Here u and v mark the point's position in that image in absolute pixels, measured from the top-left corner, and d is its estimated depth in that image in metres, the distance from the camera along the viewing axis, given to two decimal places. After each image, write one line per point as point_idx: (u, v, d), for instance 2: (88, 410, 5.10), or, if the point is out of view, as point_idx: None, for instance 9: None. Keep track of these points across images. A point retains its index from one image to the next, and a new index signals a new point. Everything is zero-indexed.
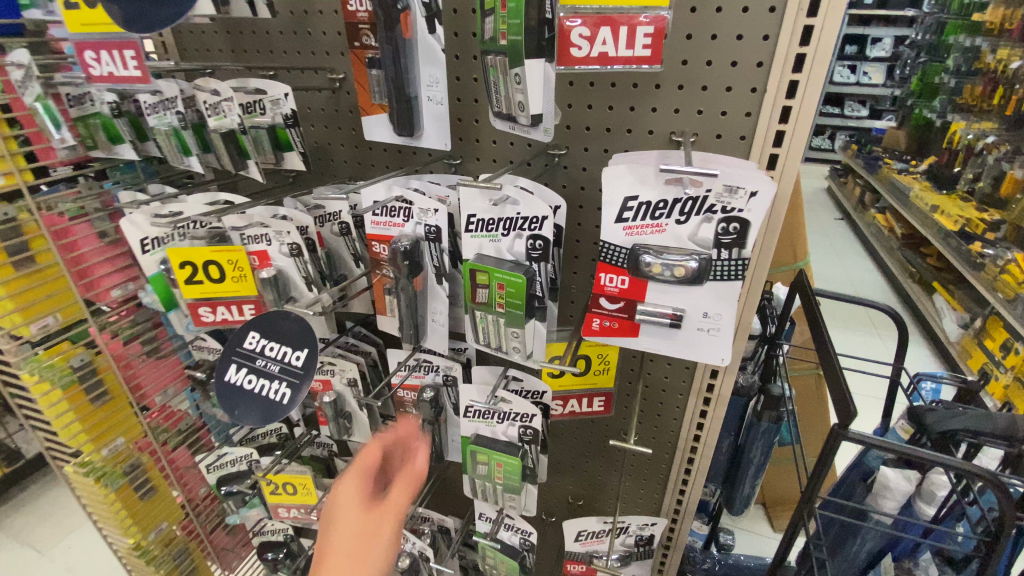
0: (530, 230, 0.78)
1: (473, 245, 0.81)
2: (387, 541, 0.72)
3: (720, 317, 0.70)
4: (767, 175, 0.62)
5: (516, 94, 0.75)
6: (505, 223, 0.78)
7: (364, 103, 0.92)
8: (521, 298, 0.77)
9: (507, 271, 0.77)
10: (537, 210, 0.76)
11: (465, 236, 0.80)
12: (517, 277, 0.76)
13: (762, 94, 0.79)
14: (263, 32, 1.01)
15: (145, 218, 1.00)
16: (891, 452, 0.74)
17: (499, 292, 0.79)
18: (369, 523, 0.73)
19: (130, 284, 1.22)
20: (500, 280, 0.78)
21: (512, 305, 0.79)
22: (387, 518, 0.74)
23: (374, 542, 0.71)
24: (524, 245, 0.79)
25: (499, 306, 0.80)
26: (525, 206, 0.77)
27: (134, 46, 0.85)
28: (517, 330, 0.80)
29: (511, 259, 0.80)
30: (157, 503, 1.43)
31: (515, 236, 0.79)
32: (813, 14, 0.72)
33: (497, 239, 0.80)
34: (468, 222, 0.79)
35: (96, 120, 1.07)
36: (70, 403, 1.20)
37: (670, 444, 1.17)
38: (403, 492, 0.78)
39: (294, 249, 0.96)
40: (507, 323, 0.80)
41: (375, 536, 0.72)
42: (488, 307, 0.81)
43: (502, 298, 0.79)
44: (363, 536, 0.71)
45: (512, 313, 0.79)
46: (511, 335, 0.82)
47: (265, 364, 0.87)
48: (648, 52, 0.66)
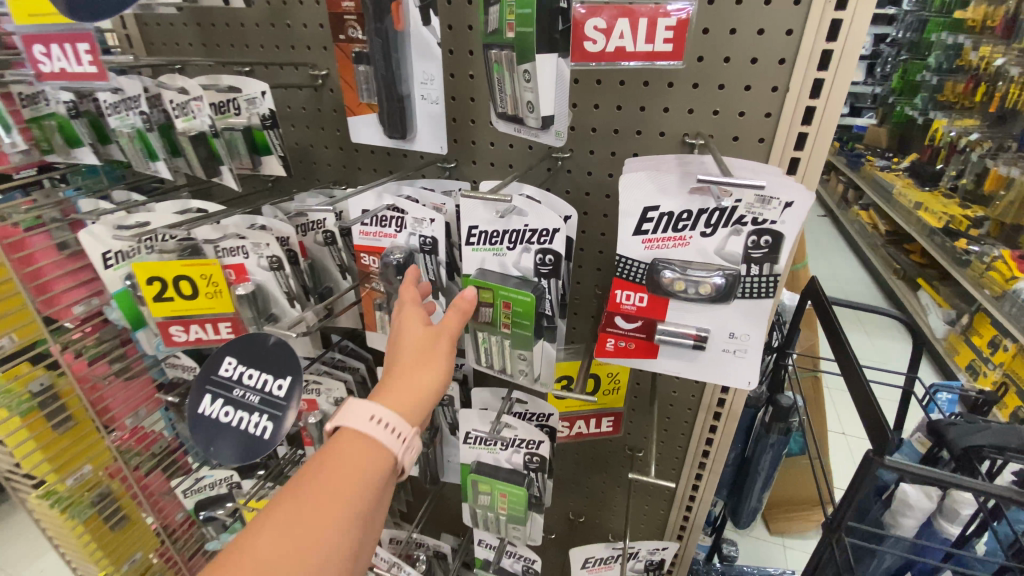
0: (539, 243, 0.72)
1: (474, 260, 0.75)
2: (444, 360, 0.67)
3: (748, 338, 0.66)
4: (805, 186, 0.56)
5: (525, 93, 0.69)
6: (511, 235, 0.72)
7: (350, 102, 0.84)
8: (529, 318, 0.72)
9: (513, 289, 0.72)
10: (545, 222, 0.70)
11: (465, 249, 0.74)
12: (526, 295, 0.71)
13: (784, 94, 0.72)
14: (236, 24, 0.92)
15: (107, 231, 0.91)
16: (926, 480, 0.69)
17: (505, 311, 0.73)
18: (428, 339, 0.66)
19: (95, 300, 1.11)
20: (505, 298, 0.72)
21: (519, 325, 0.74)
22: (445, 341, 0.67)
23: (431, 357, 0.66)
24: (532, 259, 0.73)
25: (505, 327, 0.75)
26: (535, 218, 0.71)
27: (88, 39, 0.76)
28: (523, 352, 0.76)
29: (518, 274, 0.74)
30: (130, 532, 1.36)
31: (521, 249, 0.73)
32: (841, 7, 0.65)
33: (501, 253, 0.74)
34: (469, 235, 0.73)
35: (51, 121, 0.98)
36: (29, 431, 1.12)
37: (676, 460, 1.09)
38: (461, 313, 0.69)
39: (274, 262, 0.86)
40: (514, 345, 0.76)
41: (432, 357, 0.66)
42: (493, 327, 0.76)
43: (508, 318, 0.74)
44: (422, 349, 0.66)
45: (517, 333, 0.75)
46: (517, 358, 0.77)
47: (243, 395, 0.80)
48: (670, 47, 0.60)
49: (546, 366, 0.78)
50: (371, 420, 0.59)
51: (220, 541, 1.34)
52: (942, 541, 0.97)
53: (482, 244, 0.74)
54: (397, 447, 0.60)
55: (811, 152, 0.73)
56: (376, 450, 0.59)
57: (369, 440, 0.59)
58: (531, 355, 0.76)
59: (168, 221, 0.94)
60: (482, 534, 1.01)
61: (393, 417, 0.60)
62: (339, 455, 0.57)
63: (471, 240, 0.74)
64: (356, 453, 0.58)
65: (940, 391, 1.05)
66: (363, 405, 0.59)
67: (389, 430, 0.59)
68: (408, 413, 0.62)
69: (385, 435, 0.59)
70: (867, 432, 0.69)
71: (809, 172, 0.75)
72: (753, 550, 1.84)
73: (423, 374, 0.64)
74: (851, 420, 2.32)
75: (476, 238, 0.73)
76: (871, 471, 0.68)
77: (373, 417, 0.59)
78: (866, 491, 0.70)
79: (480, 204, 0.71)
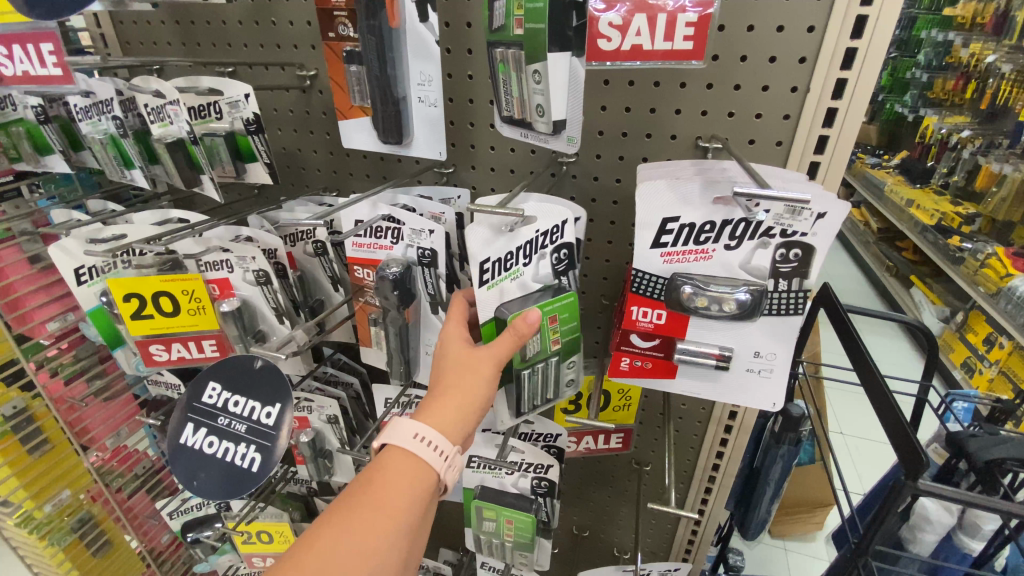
0: (556, 241, 0.68)
1: (491, 298, 0.68)
2: (486, 386, 0.63)
3: (774, 357, 0.63)
4: (838, 196, 0.53)
5: (535, 96, 0.64)
6: (525, 248, 0.68)
7: (341, 105, 0.79)
8: (574, 317, 0.68)
9: (551, 299, 0.66)
10: (554, 218, 0.67)
11: (478, 290, 0.68)
12: (567, 296, 0.67)
13: (805, 95, 0.67)
14: (218, 22, 0.86)
15: (79, 245, 0.85)
16: (984, 509, 0.60)
17: (552, 326, 0.67)
18: (472, 357, 0.63)
19: (71, 315, 1.04)
20: (550, 313, 0.66)
21: (568, 333, 0.68)
22: (491, 361, 0.63)
23: (476, 380, 0.63)
24: (551, 262, 0.69)
25: (556, 345, 0.68)
26: (543, 219, 0.67)
27: (52, 38, 0.70)
28: (574, 360, 0.71)
29: (540, 286, 0.69)
30: (115, 558, 1.26)
31: (537, 260, 0.69)
32: (867, 2, 0.60)
33: (518, 273, 0.69)
34: (483, 268, 0.67)
35: (19, 128, 0.91)
36: (2, 458, 1.04)
37: (684, 474, 1.04)
38: (516, 338, 0.62)
39: (260, 275, 0.80)
40: (564, 356, 0.70)
41: (478, 376, 0.63)
42: (544, 353, 0.68)
43: (557, 332, 0.67)
44: (463, 372, 0.63)
45: (569, 345, 0.69)
46: (566, 371, 0.71)
47: (229, 423, 0.76)
48: (690, 45, 0.57)
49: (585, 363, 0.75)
50: (415, 438, 0.59)
51: (208, 564, 1.27)
52: (960, 559, 0.96)
53: (496, 275, 0.68)
54: (439, 466, 0.60)
55: (832, 156, 0.69)
56: (420, 470, 0.59)
57: (414, 459, 0.59)
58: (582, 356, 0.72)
59: (147, 233, 0.87)
60: (485, 557, 0.97)
61: (436, 437, 0.60)
62: (386, 473, 0.58)
63: (483, 275, 0.67)
64: (401, 472, 0.59)
65: (957, 399, 1.01)
66: (408, 422, 0.60)
67: (432, 449, 0.60)
68: (451, 432, 0.62)
69: (429, 454, 0.59)
70: (896, 454, 0.63)
71: (830, 179, 0.70)
72: (761, 559, 1.78)
73: (467, 395, 0.63)
74: (850, 420, 2.29)
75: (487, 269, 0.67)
76: (901, 496, 0.62)
77: (417, 436, 0.60)
78: (895, 518, 0.65)
79: (484, 229, 0.66)
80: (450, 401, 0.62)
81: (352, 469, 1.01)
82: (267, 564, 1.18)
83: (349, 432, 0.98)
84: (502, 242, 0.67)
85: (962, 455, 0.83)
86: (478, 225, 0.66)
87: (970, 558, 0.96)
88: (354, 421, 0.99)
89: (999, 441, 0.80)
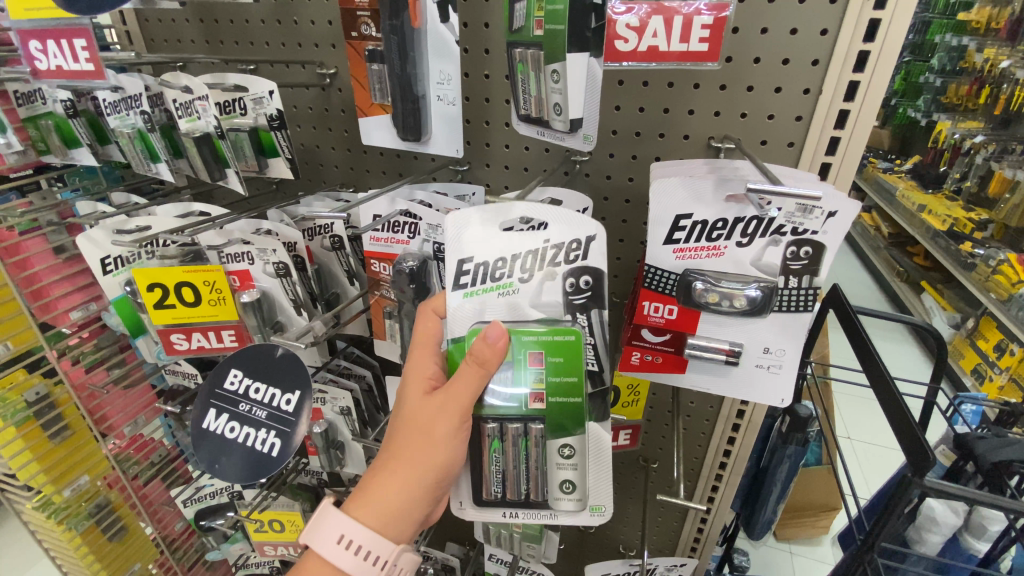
0: (571, 259, 0.65)
1: (470, 309, 0.65)
2: (440, 442, 0.63)
3: (783, 354, 0.64)
4: (849, 195, 0.54)
5: (552, 94, 0.67)
6: (527, 258, 0.65)
7: (362, 103, 0.81)
8: (569, 359, 0.65)
9: (548, 334, 0.64)
10: (572, 231, 0.65)
11: (454, 293, 0.65)
12: (571, 333, 0.64)
13: (817, 97, 0.68)
14: (241, 21, 0.89)
15: (106, 236, 0.88)
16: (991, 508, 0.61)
17: (537, 367, 0.65)
18: (423, 412, 0.63)
19: (93, 305, 1.07)
20: (542, 347, 0.64)
21: (555, 382, 0.66)
22: (443, 416, 0.62)
23: (425, 441, 0.62)
24: (561, 286, 0.65)
25: (535, 403, 0.66)
26: (555, 230, 0.64)
27: (86, 35, 0.72)
28: (568, 447, 0.68)
29: (538, 314, 0.66)
30: (129, 544, 1.28)
31: (541, 280, 0.65)
32: (880, 7, 0.61)
33: (510, 289, 0.65)
34: (462, 269, 0.65)
35: (48, 121, 0.94)
36: (25, 442, 1.06)
37: (692, 472, 1.05)
38: (482, 369, 0.61)
39: (280, 268, 0.83)
40: (550, 425, 0.67)
41: (430, 431, 0.62)
42: (518, 407, 0.66)
43: (542, 375, 0.65)
44: (413, 435, 0.63)
45: (557, 412, 0.67)
46: (558, 471, 0.69)
47: (250, 409, 0.78)
48: (705, 47, 0.59)
49: (603, 481, 0.71)
50: (343, 543, 0.63)
51: (220, 551, 1.31)
52: (967, 559, 0.97)
53: (476, 286, 0.65)
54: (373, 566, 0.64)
55: (843, 156, 0.69)
56: None
57: (338, 560, 0.63)
58: (584, 455, 0.69)
59: (170, 224, 0.91)
60: (494, 549, 1.00)
61: (361, 540, 0.63)
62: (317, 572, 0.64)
63: (462, 279, 0.65)
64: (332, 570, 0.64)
65: (966, 402, 1.01)
66: (335, 524, 0.63)
67: (355, 551, 0.63)
68: (384, 525, 0.64)
69: (353, 557, 0.63)
70: (903, 452, 0.64)
71: (842, 180, 0.71)
72: (766, 559, 1.79)
73: (413, 468, 0.63)
74: (857, 425, 2.27)
75: (468, 272, 0.65)
76: (908, 492, 0.62)
77: (343, 539, 0.63)
78: (901, 516, 0.66)
79: (477, 228, 0.65)
80: (390, 477, 0.63)
81: (363, 462, 1.01)
82: (278, 552, 1.20)
83: (362, 424, 1.00)
84: (510, 241, 0.64)
85: (970, 456, 0.84)
86: (472, 218, 0.64)
87: (976, 558, 0.97)
88: (366, 413, 1.00)
89: (1007, 442, 0.80)
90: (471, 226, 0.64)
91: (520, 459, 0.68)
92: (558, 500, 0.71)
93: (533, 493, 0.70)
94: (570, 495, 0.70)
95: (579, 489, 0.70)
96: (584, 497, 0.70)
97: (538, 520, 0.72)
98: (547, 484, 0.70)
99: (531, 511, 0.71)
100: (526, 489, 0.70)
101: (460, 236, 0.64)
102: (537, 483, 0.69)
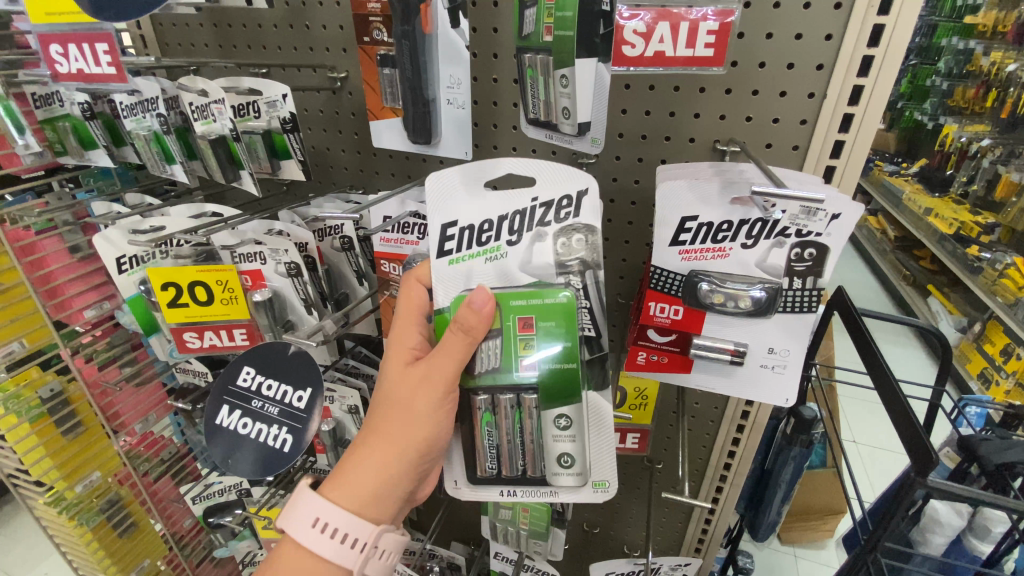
0: (561, 217, 0.65)
1: (456, 274, 0.67)
2: (421, 414, 0.64)
3: (788, 354, 0.65)
4: (853, 198, 0.55)
5: (561, 99, 0.68)
6: (514, 220, 0.66)
7: (373, 106, 0.83)
8: (558, 322, 0.64)
9: (537, 295, 0.64)
10: (560, 188, 0.65)
11: (439, 260, 0.66)
12: (561, 295, 0.64)
13: (822, 101, 0.69)
14: (254, 25, 0.90)
15: (122, 236, 0.90)
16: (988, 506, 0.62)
17: (527, 333, 0.65)
18: (404, 381, 0.65)
19: (106, 303, 1.09)
20: (532, 312, 0.64)
21: (545, 347, 0.65)
22: (423, 387, 0.63)
23: (405, 411, 0.64)
24: (552, 247, 0.66)
25: (527, 369, 0.66)
26: (544, 188, 0.65)
27: (109, 39, 0.74)
28: (563, 416, 0.69)
29: (529, 277, 0.67)
30: (139, 540, 1.30)
31: (531, 239, 0.66)
32: (884, 12, 0.62)
33: (498, 253, 0.67)
34: (448, 234, 0.66)
35: (65, 123, 0.96)
36: (39, 438, 1.08)
37: (696, 472, 1.05)
38: (469, 339, 0.62)
39: (292, 268, 0.84)
40: (543, 395, 0.67)
41: (411, 400, 0.64)
42: (508, 374, 0.66)
43: (532, 341, 0.65)
44: (395, 406, 0.65)
45: (550, 380, 0.66)
46: (556, 443, 0.70)
47: (262, 406, 0.79)
48: (710, 52, 0.61)
49: (603, 455, 0.72)
50: (320, 524, 0.63)
51: (228, 549, 1.32)
52: (970, 559, 0.98)
53: (461, 253, 0.66)
54: (352, 547, 0.64)
55: (847, 160, 0.70)
56: (326, 558, 0.64)
57: (316, 543, 0.63)
58: (580, 426, 0.69)
59: (183, 225, 0.93)
60: (499, 547, 1.01)
61: (336, 522, 0.63)
62: (294, 557, 0.64)
63: (448, 245, 0.66)
64: (309, 556, 0.64)
65: (970, 404, 1.01)
66: (311, 504, 0.64)
67: (331, 532, 0.63)
68: (361, 505, 0.65)
69: (329, 538, 0.63)
70: (907, 452, 0.65)
71: (846, 183, 0.72)
72: (771, 562, 1.79)
73: (394, 440, 0.65)
74: (862, 428, 2.27)
75: (453, 238, 0.66)
76: (910, 492, 0.63)
77: (317, 520, 0.64)
78: (904, 515, 0.67)
79: (462, 193, 0.66)
80: (369, 453, 0.65)
81: None
82: None
83: None
84: (496, 202, 0.65)
85: (974, 458, 0.84)
86: (455, 184, 0.66)
87: (979, 559, 0.97)
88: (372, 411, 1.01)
89: (1010, 444, 0.81)
90: (455, 191, 0.66)
91: (514, 433, 0.69)
92: (558, 475, 0.71)
93: (531, 467, 0.71)
94: (569, 469, 0.71)
95: (578, 462, 0.70)
96: (584, 472, 0.71)
97: (539, 498, 0.73)
98: (546, 458, 0.71)
99: (531, 488, 0.73)
100: (523, 466, 0.71)
101: (445, 200, 0.66)
102: (534, 458, 0.70)
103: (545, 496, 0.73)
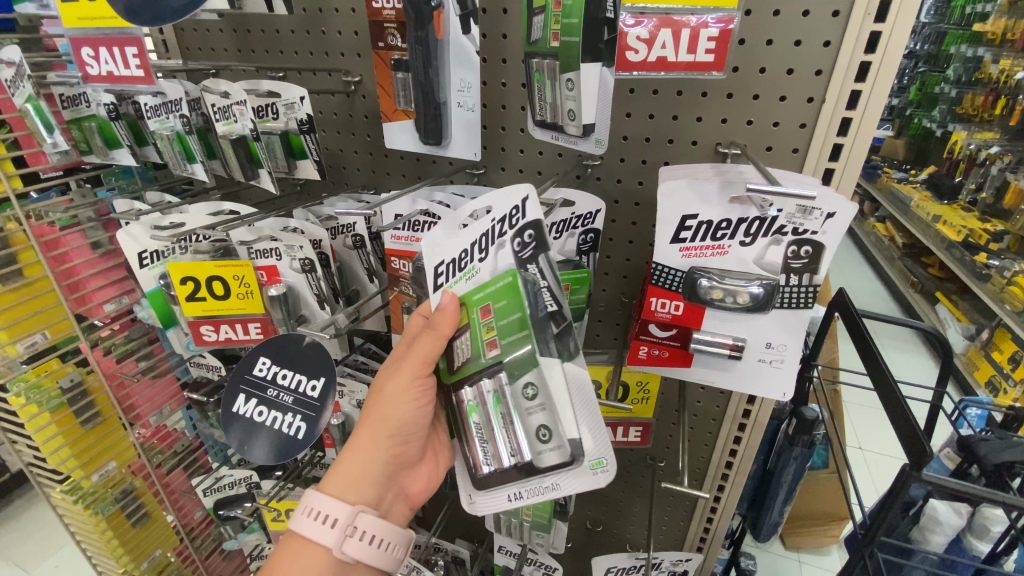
0: (513, 224, 0.65)
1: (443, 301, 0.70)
2: (394, 405, 0.70)
3: (785, 348, 0.68)
4: (847, 197, 0.57)
5: (567, 101, 0.71)
6: (481, 242, 0.67)
7: (386, 109, 0.86)
8: (507, 299, 0.64)
9: (487, 283, 0.65)
10: (510, 201, 0.66)
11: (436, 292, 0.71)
12: (504, 277, 0.63)
13: (820, 105, 0.71)
14: (272, 31, 0.94)
15: (144, 230, 0.94)
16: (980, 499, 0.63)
17: (488, 318, 0.66)
18: (383, 378, 0.71)
19: (125, 298, 1.12)
20: (488, 300, 0.65)
21: (504, 327, 0.64)
22: (397, 382, 0.69)
23: (381, 403, 0.70)
24: (511, 249, 0.65)
25: (491, 349, 0.66)
26: (499, 206, 0.66)
27: (137, 43, 0.78)
28: (530, 387, 0.64)
29: None
30: (150, 530, 1.33)
31: (497, 250, 0.66)
32: (881, 19, 0.64)
33: (474, 272, 0.68)
34: (438, 271, 0.71)
35: (91, 123, 1.00)
36: (58, 427, 1.11)
37: (698, 471, 1.07)
38: (436, 335, 0.67)
39: (306, 264, 0.88)
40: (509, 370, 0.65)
41: (386, 395, 0.70)
42: (478, 360, 0.68)
43: (492, 324, 0.65)
44: (374, 399, 0.71)
45: (511, 354, 0.64)
46: (529, 415, 0.65)
47: (277, 395, 0.82)
48: (711, 57, 0.65)
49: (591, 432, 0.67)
50: (312, 514, 0.69)
51: (237, 541, 1.34)
52: (970, 558, 0.99)
53: (451, 281, 0.70)
54: (335, 531, 0.68)
55: (845, 163, 0.73)
56: (316, 543, 0.68)
57: (308, 531, 0.69)
58: (549, 395, 0.64)
59: (202, 222, 0.97)
60: (503, 539, 1.04)
61: (323, 507, 0.69)
62: (295, 547, 0.70)
63: (440, 279, 0.71)
64: (305, 543, 0.69)
65: (970, 405, 1.02)
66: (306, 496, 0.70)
67: (319, 518, 0.68)
68: (346, 489, 0.70)
69: (316, 524, 0.68)
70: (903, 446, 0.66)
71: (845, 185, 0.74)
72: (775, 566, 1.79)
73: (372, 429, 0.71)
74: (868, 433, 2.27)
75: (442, 274, 0.71)
76: (907, 485, 0.65)
77: (308, 509, 0.69)
78: (900, 508, 0.68)
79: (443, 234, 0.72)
80: (353, 439, 0.71)
81: None
82: None
83: None
84: (468, 235, 0.68)
85: (973, 459, 0.85)
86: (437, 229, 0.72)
87: (979, 557, 0.98)
88: None
89: (1007, 444, 0.82)
90: (434, 235, 0.72)
91: (495, 421, 0.68)
92: (544, 457, 0.66)
93: (516, 452, 0.68)
94: (549, 444, 0.65)
95: (555, 434, 0.64)
96: (566, 446, 0.65)
97: (546, 493, 0.70)
98: (527, 438, 0.66)
99: (534, 484, 0.70)
100: (513, 456, 0.69)
101: (431, 245, 0.71)
102: (513, 438, 0.67)
103: (549, 490, 0.69)
